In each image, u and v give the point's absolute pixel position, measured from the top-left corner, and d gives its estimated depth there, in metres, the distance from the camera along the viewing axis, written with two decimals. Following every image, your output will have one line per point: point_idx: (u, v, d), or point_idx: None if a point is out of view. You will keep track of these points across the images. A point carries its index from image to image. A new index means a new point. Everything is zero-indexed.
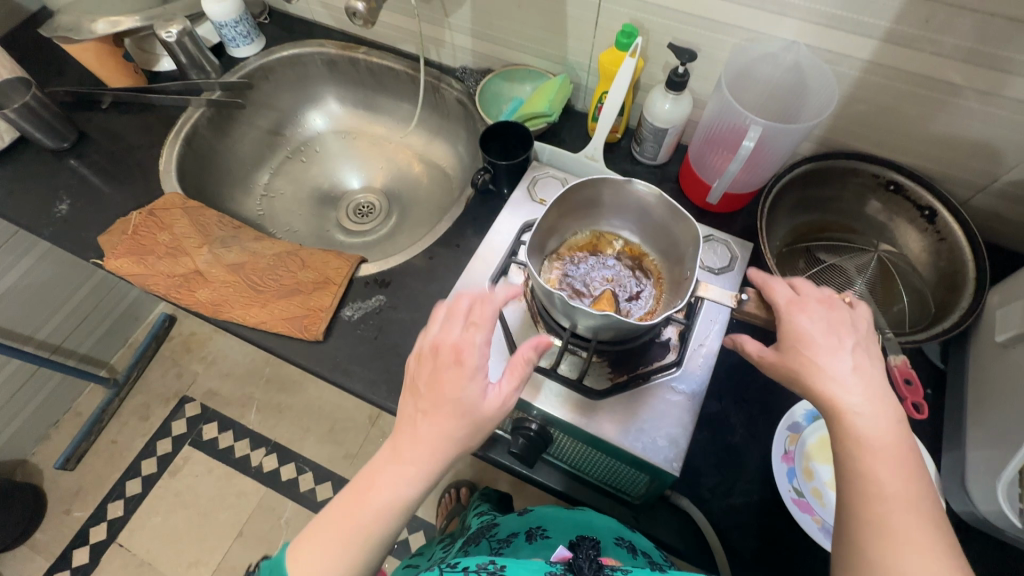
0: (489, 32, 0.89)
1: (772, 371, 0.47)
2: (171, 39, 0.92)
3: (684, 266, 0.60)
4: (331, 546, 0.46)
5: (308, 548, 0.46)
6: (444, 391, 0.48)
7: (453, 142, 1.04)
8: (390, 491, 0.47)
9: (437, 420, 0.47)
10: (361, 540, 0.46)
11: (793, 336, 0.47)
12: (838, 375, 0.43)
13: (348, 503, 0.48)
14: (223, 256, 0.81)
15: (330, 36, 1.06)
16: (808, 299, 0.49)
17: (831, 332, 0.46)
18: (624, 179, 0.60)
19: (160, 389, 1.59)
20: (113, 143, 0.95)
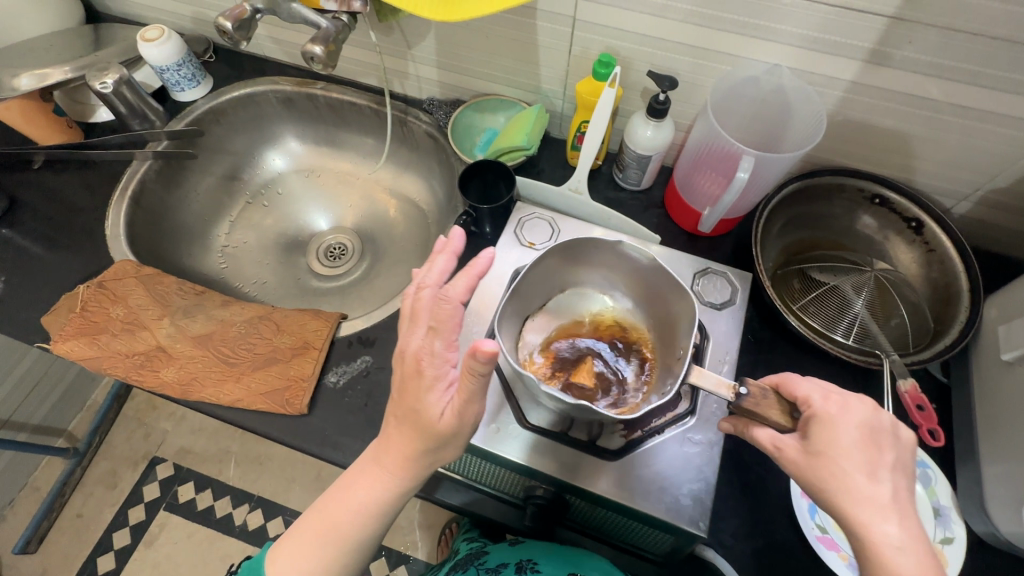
0: (456, 63, 0.85)
1: (792, 468, 0.46)
2: (107, 90, 0.84)
3: (675, 334, 0.58)
4: (310, 542, 0.52)
5: (292, 539, 0.53)
6: (408, 400, 0.49)
7: (427, 176, 0.99)
8: (362, 495, 0.51)
9: (403, 433, 0.50)
10: (339, 537, 0.51)
11: (821, 442, 0.44)
12: (866, 498, 0.41)
13: (328, 502, 0.53)
14: (188, 328, 0.74)
15: (283, 72, 0.99)
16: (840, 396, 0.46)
17: (862, 445, 0.43)
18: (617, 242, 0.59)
19: (126, 452, 1.48)
20: (50, 207, 0.86)
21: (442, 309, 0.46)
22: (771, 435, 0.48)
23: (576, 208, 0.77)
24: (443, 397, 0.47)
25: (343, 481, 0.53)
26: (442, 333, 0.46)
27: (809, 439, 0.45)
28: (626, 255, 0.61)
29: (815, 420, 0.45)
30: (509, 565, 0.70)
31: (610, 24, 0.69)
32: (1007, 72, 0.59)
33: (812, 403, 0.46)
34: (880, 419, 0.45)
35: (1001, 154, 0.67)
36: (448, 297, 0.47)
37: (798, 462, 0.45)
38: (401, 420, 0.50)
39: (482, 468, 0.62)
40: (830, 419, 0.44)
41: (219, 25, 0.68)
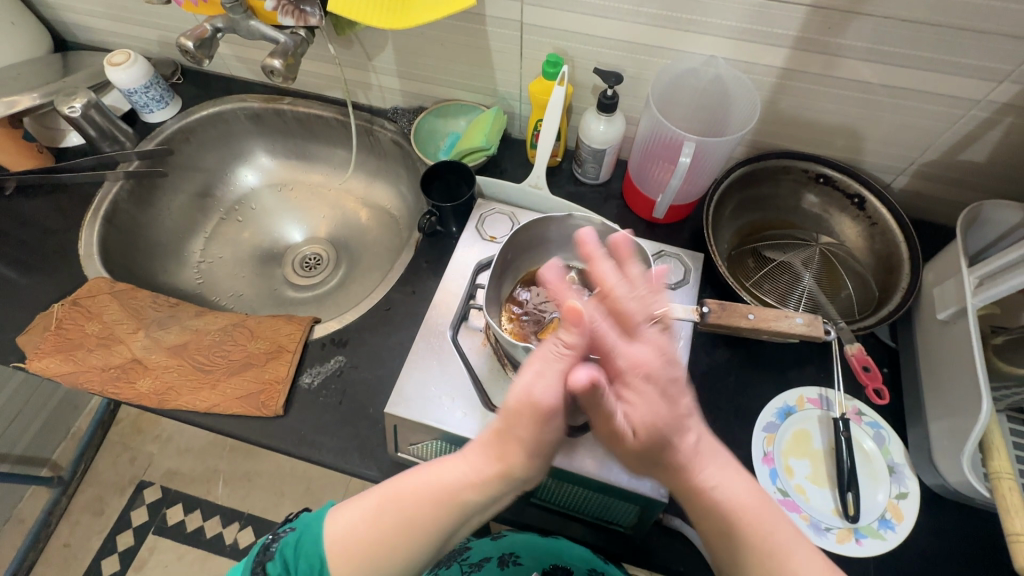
0: (414, 71, 0.88)
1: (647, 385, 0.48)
2: (75, 114, 0.86)
3: None
4: (394, 523, 0.49)
5: (357, 502, 0.52)
6: (513, 424, 0.47)
7: (397, 183, 1.01)
8: (450, 481, 0.49)
9: (515, 452, 0.48)
10: (415, 519, 0.48)
11: (660, 420, 0.47)
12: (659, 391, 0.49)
13: (406, 485, 0.50)
14: (163, 339, 0.75)
15: (251, 90, 1.02)
16: (644, 355, 0.48)
17: (672, 399, 0.47)
18: (564, 215, 0.61)
19: (113, 478, 1.47)
20: (24, 230, 0.87)
21: (610, 297, 0.49)
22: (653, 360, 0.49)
23: (536, 202, 0.80)
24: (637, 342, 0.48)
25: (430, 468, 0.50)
26: (576, 359, 0.47)
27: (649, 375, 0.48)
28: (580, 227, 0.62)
29: (647, 380, 0.47)
30: (490, 558, 0.76)
31: (554, 25, 0.73)
32: (921, 52, 0.63)
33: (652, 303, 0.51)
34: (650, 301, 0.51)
35: (929, 128, 0.71)
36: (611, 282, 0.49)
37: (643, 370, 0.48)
38: (506, 438, 0.48)
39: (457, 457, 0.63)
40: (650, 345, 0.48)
41: (182, 45, 0.70)
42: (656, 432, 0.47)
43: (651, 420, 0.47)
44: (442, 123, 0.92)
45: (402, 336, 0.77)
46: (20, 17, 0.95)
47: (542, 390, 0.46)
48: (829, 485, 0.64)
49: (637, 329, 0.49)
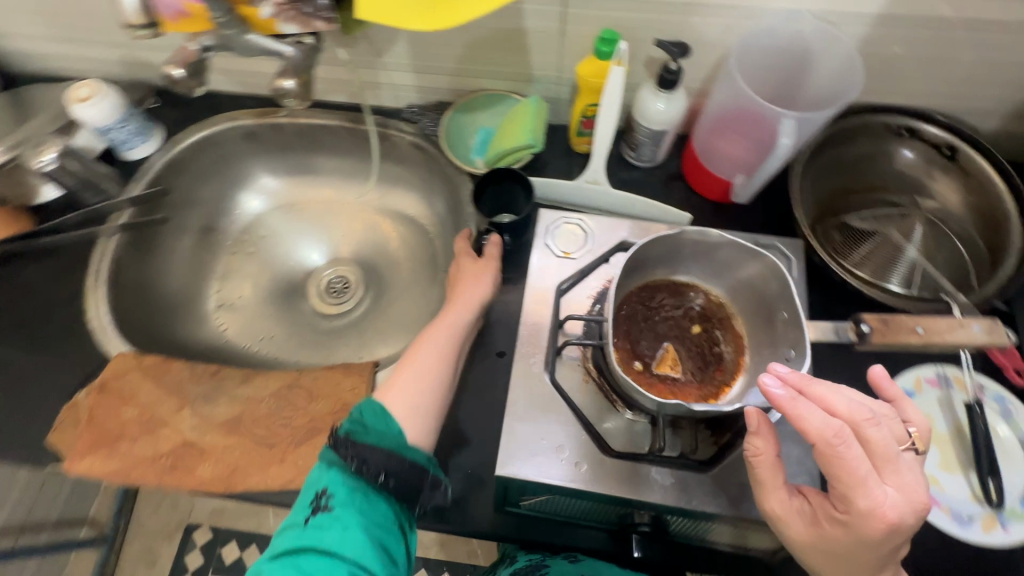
0: (434, 64, 0.77)
1: (833, 544, 0.44)
2: (47, 166, 0.76)
3: (774, 305, 0.50)
4: (416, 408, 0.57)
5: (401, 392, 0.58)
6: (459, 288, 0.67)
7: (422, 190, 0.91)
8: (451, 324, 0.64)
9: (460, 297, 0.66)
10: (429, 391, 0.59)
11: (847, 554, 0.44)
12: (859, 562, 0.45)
13: (398, 377, 0.59)
14: (213, 413, 0.67)
15: (238, 104, 0.90)
16: (893, 503, 0.41)
17: (889, 544, 0.44)
18: (672, 231, 0.50)
19: (159, 526, 1.42)
20: (20, 308, 0.76)
21: (831, 458, 0.41)
22: (794, 519, 0.45)
23: (595, 200, 0.74)
24: (885, 489, 0.42)
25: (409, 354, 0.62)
26: (467, 254, 0.71)
27: (824, 548, 0.45)
28: (691, 241, 0.52)
29: (857, 534, 0.43)
30: None
31: None
32: None
33: (852, 500, 0.42)
34: (877, 451, 0.43)
35: (1023, 62, 0.64)
36: (833, 440, 0.41)
37: (830, 535, 0.44)
38: (455, 300, 0.66)
39: (573, 506, 0.56)
40: (861, 549, 0.43)
41: (168, 74, 0.59)
42: (834, 555, 0.44)
43: (839, 549, 0.44)
44: (472, 118, 0.81)
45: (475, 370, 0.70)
46: None
47: (776, 505, 0.46)
48: (962, 471, 0.60)
49: (865, 488, 0.41)
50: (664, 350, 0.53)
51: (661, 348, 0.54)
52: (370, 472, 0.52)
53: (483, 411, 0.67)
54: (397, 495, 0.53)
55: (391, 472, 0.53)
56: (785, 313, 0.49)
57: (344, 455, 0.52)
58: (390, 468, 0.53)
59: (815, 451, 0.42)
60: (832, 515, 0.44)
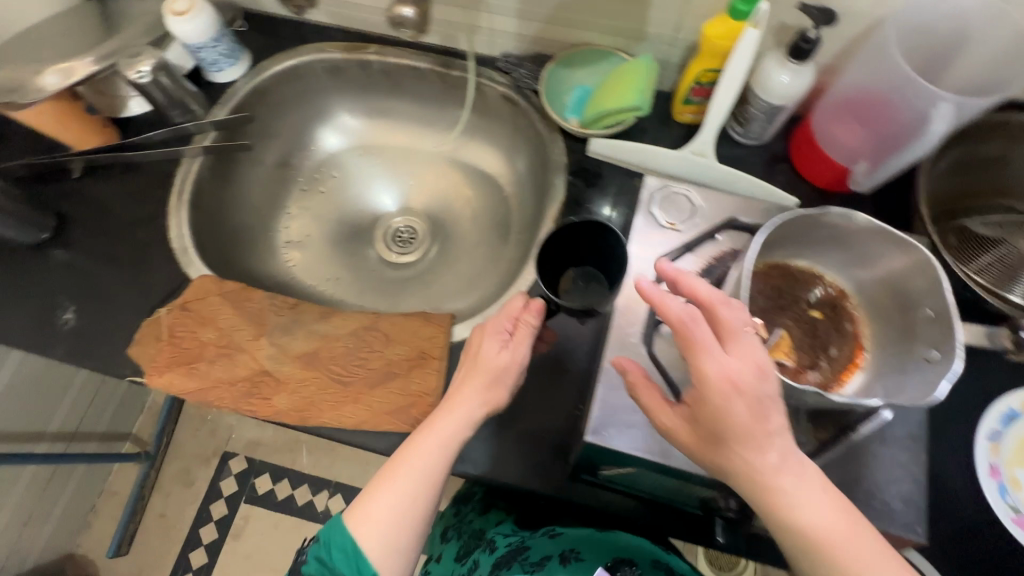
0: (542, 12, 0.73)
1: (707, 454, 0.44)
2: (144, 79, 0.73)
3: (917, 303, 0.47)
4: (393, 523, 0.54)
5: (369, 522, 0.54)
6: (472, 368, 0.59)
7: (502, 147, 0.88)
8: (452, 425, 0.57)
9: (468, 380, 0.59)
10: (406, 496, 0.55)
11: (731, 443, 0.42)
12: (792, 490, 0.42)
13: (377, 484, 0.56)
14: (289, 346, 0.67)
15: (326, 36, 0.87)
16: (735, 370, 0.42)
17: (760, 420, 0.42)
18: (817, 210, 0.46)
19: (196, 450, 1.46)
20: (103, 221, 0.76)
21: (683, 335, 0.44)
22: (669, 417, 0.47)
23: (698, 172, 0.70)
24: (728, 358, 0.42)
25: (408, 444, 0.57)
26: (494, 323, 0.61)
27: (711, 445, 0.44)
28: (836, 225, 0.48)
29: (714, 412, 0.42)
30: (552, 557, 0.70)
31: None
32: None
33: (707, 369, 0.42)
34: (708, 345, 0.43)
35: None
36: (685, 320, 0.44)
37: (694, 442, 0.45)
38: (466, 386, 0.59)
39: (658, 482, 0.55)
40: (750, 432, 0.41)
41: None
42: (722, 447, 0.43)
43: (721, 439, 0.42)
44: (572, 73, 0.78)
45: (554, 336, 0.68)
46: None
47: (665, 420, 0.47)
48: None
49: (705, 354, 0.42)
50: (779, 338, 0.50)
51: (776, 334, 0.50)
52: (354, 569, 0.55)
53: (558, 376, 0.66)
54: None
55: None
56: (934, 311, 0.46)
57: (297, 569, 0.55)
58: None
59: (675, 339, 0.45)
60: (694, 415, 0.44)
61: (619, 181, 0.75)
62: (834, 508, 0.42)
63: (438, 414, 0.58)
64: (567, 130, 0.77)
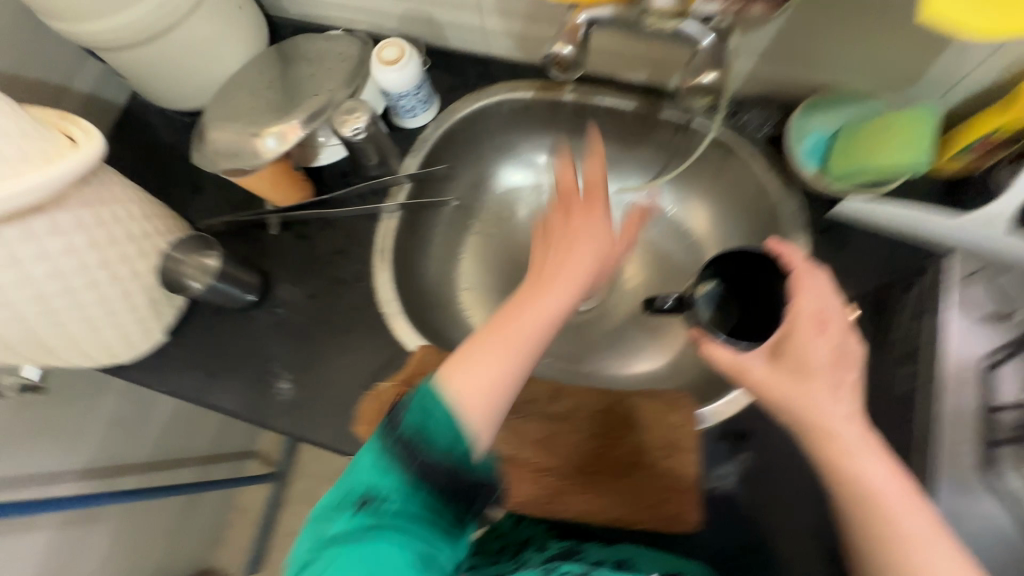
0: (792, 54, 0.65)
1: (767, 394, 0.48)
2: (358, 136, 0.68)
3: None
4: (498, 359, 0.48)
5: (476, 366, 0.47)
6: (554, 240, 0.56)
7: (705, 193, 0.80)
8: (545, 310, 0.51)
9: (553, 285, 0.52)
10: (508, 356, 0.48)
11: (794, 384, 0.47)
12: (870, 461, 0.45)
13: (464, 354, 0.48)
14: (526, 430, 0.63)
15: (516, 73, 0.81)
16: (819, 358, 0.47)
17: (834, 385, 0.47)
18: None
19: (319, 471, 1.46)
20: (306, 281, 0.73)
21: (801, 278, 0.49)
22: (731, 358, 0.49)
23: None
24: (828, 298, 0.48)
25: (511, 311, 0.51)
26: (601, 246, 0.55)
27: (789, 380, 0.47)
28: None
29: (796, 365, 0.47)
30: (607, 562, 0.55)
31: None
32: None
33: (803, 309, 0.48)
34: (825, 306, 0.48)
35: None
36: (807, 267, 0.49)
37: (765, 383, 0.48)
38: (546, 272, 0.53)
39: None
40: (818, 376, 0.47)
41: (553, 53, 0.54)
42: (790, 381, 0.47)
43: (787, 380, 0.47)
44: (815, 120, 0.69)
45: None
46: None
47: (722, 353, 0.49)
48: None
49: (802, 296, 0.48)
50: None
51: None
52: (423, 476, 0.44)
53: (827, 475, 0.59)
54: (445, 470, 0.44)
55: (448, 485, 0.44)
56: None
57: (388, 438, 0.44)
58: (436, 470, 0.44)
59: (790, 277, 0.49)
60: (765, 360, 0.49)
61: (867, 246, 0.68)
62: (888, 470, 0.45)
63: (524, 301, 0.51)
64: (819, 186, 0.68)
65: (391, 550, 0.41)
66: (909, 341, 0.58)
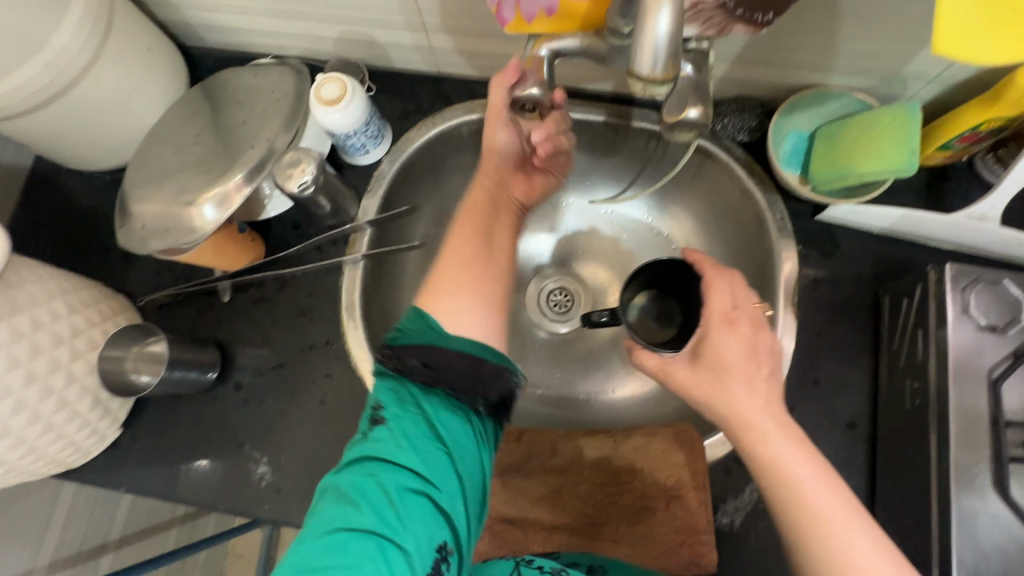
0: (767, 57, 0.60)
1: (689, 388, 0.50)
2: (307, 189, 0.61)
3: None
4: (463, 303, 0.51)
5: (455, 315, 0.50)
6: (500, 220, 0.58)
7: (683, 201, 0.77)
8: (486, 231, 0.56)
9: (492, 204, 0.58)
10: (456, 270, 0.52)
11: (714, 376, 0.48)
12: (790, 446, 0.44)
13: (442, 281, 0.52)
14: (526, 487, 0.60)
15: (472, 93, 0.74)
16: (730, 344, 0.49)
17: (751, 364, 0.48)
18: None
19: None
20: (269, 349, 0.67)
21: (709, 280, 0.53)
22: (655, 361, 0.52)
23: (978, 238, 0.59)
24: (737, 295, 0.52)
25: (442, 255, 0.54)
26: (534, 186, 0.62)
27: (707, 374, 0.49)
28: None
29: (716, 351, 0.49)
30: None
31: None
32: None
33: (715, 312, 0.51)
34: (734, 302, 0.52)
35: None
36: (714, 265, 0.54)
37: (687, 378, 0.50)
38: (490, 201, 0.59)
39: None
40: (732, 364, 0.48)
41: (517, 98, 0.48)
42: (710, 372, 0.49)
43: (709, 371, 0.49)
44: (797, 119, 0.65)
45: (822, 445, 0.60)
46: (153, 37, 0.66)
47: (646, 359, 0.53)
48: None
49: (712, 294, 0.52)
50: None
51: None
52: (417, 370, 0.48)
53: None
54: (454, 388, 0.48)
55: (443, 367, 0.48)
56: None
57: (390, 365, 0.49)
58: (438, 362, 0.48)
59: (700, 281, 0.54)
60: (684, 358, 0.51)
61: (858, 247, 0.65)
62: (816, 465, 0.43)
63: (467, 245, 0.54)
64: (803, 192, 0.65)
65: (396, 459, 0.44)
66: (910, 353, 0.56)
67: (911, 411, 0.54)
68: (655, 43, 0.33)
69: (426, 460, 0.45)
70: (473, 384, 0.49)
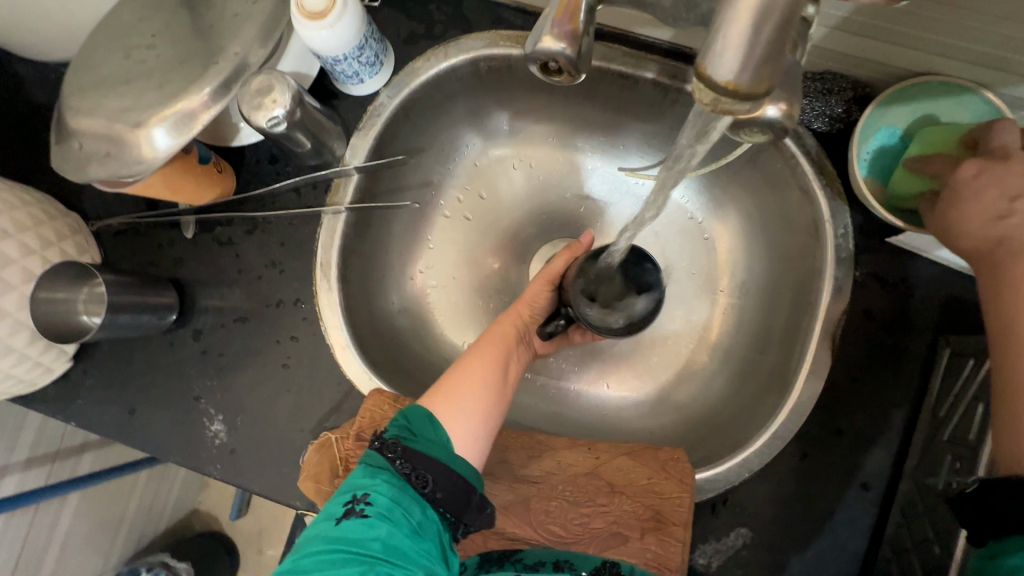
0: (876, 29, 0.46)
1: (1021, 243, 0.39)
2: (279, 125, 0.51)
3: None
4: (465, 422, 0.47)
5: (451, 411, 0.48)
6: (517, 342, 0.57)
7: (729, 187, 0.65)
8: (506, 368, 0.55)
9: (497, 343, 0.55)
10: (471, 395, 0.49)
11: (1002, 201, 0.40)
12: None
13: (444, 384, 0.50)
14: (493, 493, 0.55)
15: (497, 19, 0.60)
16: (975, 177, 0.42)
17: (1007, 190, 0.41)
18: None
19: None
20: (234, 298, 0.60)
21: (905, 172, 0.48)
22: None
23: None
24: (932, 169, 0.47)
25: (453, 375, 0.51)
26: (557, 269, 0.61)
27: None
28: None
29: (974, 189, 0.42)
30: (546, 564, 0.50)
31: None
32: None
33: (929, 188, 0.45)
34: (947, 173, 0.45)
35: None
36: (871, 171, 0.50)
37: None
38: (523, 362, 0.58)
39: None
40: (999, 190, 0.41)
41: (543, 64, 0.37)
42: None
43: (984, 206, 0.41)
44: (901, 113, 0.52)
45: (829, 500, 0.53)
46: None
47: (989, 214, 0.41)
48: None
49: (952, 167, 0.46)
50: None
51: None
52: (417, 480, 0.41)
53: (834, 561, 0.52)
54: (446, 507, 0.42)
55: (439, 485, 0.42)
56: None
57: (388, 457, 0.42)
58: (438, 478, 0.42)
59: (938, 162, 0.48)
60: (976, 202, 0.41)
61: (928, 282, 0.54)
62: None
63: (471, 361, 0.52)
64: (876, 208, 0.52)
65: (375, 554, 0.37)
66: (961, 426, 0.47)
67: (942, 492, 0.47)
68: (735, 33, 0.25)
69: (407, 560, 0.38)
70: (460, 508, 0.42)
